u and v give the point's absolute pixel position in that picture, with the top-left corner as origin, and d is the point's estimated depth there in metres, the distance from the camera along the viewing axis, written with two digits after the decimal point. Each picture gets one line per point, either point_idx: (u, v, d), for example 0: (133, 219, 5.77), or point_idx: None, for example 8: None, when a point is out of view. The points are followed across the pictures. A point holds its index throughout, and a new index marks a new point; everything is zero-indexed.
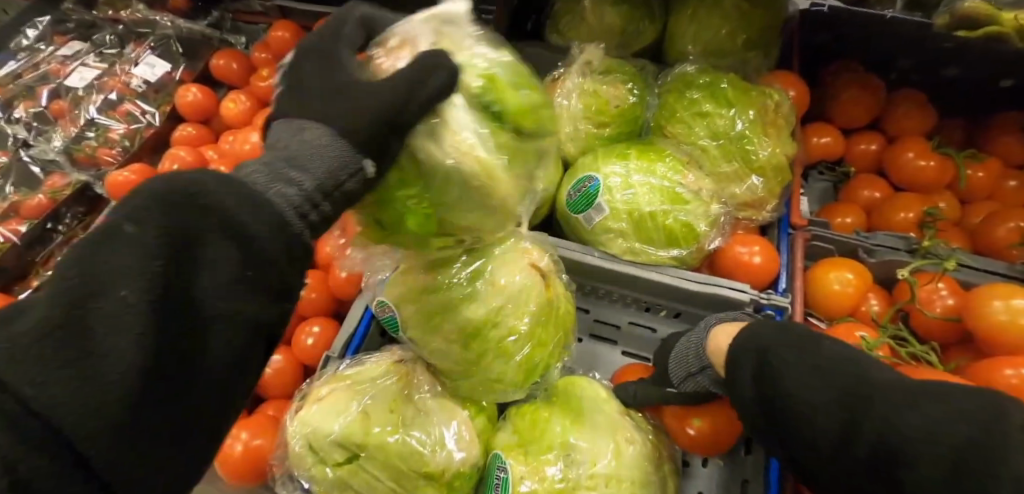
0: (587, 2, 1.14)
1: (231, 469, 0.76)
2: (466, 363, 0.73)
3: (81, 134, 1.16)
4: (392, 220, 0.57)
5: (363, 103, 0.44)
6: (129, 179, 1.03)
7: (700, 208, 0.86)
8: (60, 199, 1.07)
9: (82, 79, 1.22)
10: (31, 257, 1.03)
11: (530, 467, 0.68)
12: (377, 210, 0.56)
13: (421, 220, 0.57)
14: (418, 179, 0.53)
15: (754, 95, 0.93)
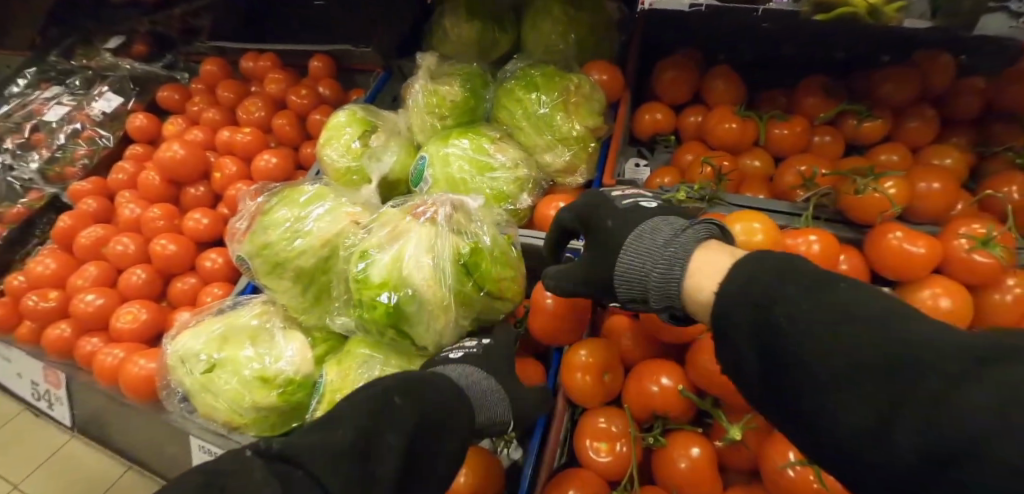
0: (447, 22, 1.37)
1: (130, 386, 0.93)
2: (308, 303, 0.92)
3: (54, 155, 1.42)
4: (369, 312, 0.79)
5: (441, 280, 0.79)
6: (82, 187, 1.29)
7: (506, 175, 1.08)
8: (35, 208, 1.33)
9: (58, 114, 1.49)
10: (13, 255, 1.30)
11: (340, 369, 0.84)
12: (369, 297, 0.78)
13: (379, 318, 0.78)
14: (407, 301, 0.78)
15: (557, 80, 1.15)
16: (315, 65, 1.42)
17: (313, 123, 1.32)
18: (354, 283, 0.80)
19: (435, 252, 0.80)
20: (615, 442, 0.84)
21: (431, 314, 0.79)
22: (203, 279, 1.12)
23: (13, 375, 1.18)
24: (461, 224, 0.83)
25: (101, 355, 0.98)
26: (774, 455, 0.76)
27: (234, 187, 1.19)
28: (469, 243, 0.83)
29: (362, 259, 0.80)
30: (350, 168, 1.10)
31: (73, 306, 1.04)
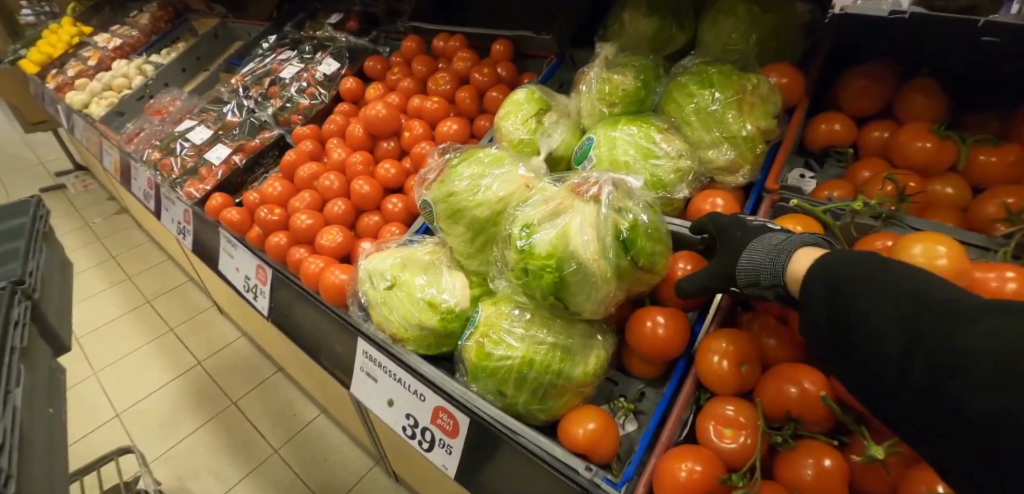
0: (626, 15, 1.41)
1: (328, 290, 1.17)
2: (474, 250, 1.05)
3: (285, 105, 1.76)
4: (536, 274, 0.86)
5: (603, 257, 0.84)
6: (305, 132, 1.59)
7: (668, 166, 1.11)
8: (265, 146, 1.68)
9: (289, 73, 1.82)
10: (247, 179, 1.65)
11: (494, 307, 0.98)
12: (535, 265, 0.86)
13: (547, 282, 0.86)
14: (571, 273, 0.84)
15: (735, 79, 1.15)
16: (499, 48, 1.56)
17: (490, 98, 1.46)
18: (520, 254, 0.88)
19: (597, 227, 0.85)
20: (739, 431, 0.85)
21: (592, 282, 0.85)
22: (386, 218, 1.33)
23: (234, 267, 1.51)
24: (620, 202, 0.87)
25: (308, 264, 1.22)
26: (917, 482, 0.73)
27: (419, 145, 1.38)
28: (628, 221, 0.87)
29: (531, 229, 0.88)
30: (522, 142, 1.21)
31: (294, 222, 1.32)
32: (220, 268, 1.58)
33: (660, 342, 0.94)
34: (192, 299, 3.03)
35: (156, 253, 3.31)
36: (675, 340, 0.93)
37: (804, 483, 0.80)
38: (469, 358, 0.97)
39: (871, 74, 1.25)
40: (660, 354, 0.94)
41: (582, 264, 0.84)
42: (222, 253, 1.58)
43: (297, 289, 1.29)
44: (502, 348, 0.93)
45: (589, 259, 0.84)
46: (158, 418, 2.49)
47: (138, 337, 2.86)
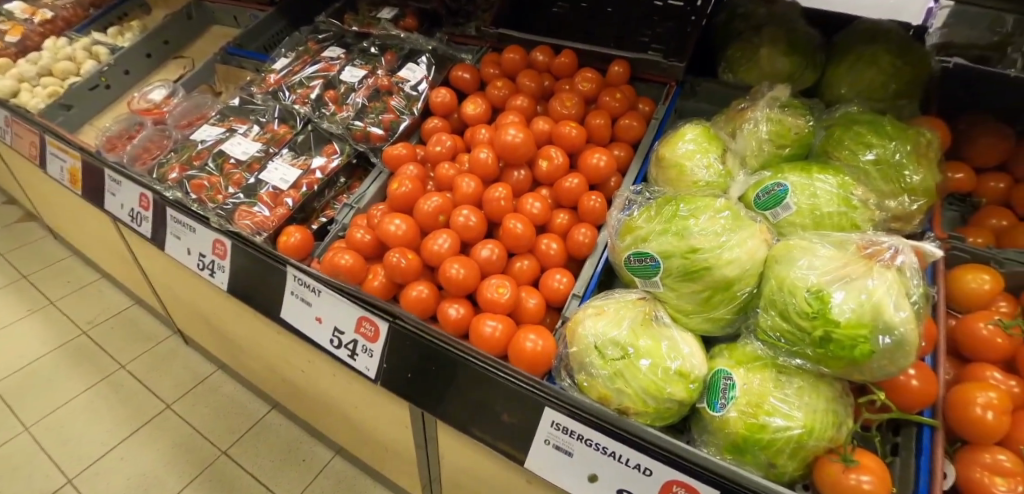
0: (763, 50, 1.44)
1: (520, 358, 0.98)
2: (702, 307, 0.95)
3: (356, 118, 1.48)
4: (842, 342, 0.81)
5: (913, 326, 0.81)
6: (400, 153, 1.33)
7: (865, 214, 1.11)
8: (334, 168, 1.42)
9: (353, 77, 1.58)
10: (315, 204, 1.38)
11: (750, 373, 0.92)
12: (845, 331, 0.80)
13: (855, 353, 0.80)
14: (889, 337, 0.80)
15: (910, 132, 1.19)
16: (618, 70, 1.47)
17: (623, 126, 1.38)
18: (817, 321, 0.82)
19: (904, 296, 0.82)
20: (1015, 477, 0.90)
21: (902, 353, 0.81)
22: (540, 263, 1.16)
23: (315, 318, 1.20)
24: (910, 266, 0.85)
25: (478, 326, 1.02)
26: None
27: (567, 179, 1.23)
28: (919, 288, 0.85)
29: (823, 295, 0.83)
30: (709, 183, 1.14)
31: (443, 273, 1.07)
32: (284, 317, 1.25)
33: (918, 395, 0.94)
34: (144, 327, 2.49)
35: (86, 270, 2.73)
36: (930, 393, 0.94)
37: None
38: (732, 431, 0.90)
39: (987, 128, 1.37)
40: (912, 409, 0.95)
41: (901, 332, 0.80)
42: (287, 297, 1.24)
43: (448, 352, 1.03)
44: (779, 418, 0.87)
45: (901, 329, 0.80)
46: (126, 481, 1.98)
47: (79, 379, 2.30)
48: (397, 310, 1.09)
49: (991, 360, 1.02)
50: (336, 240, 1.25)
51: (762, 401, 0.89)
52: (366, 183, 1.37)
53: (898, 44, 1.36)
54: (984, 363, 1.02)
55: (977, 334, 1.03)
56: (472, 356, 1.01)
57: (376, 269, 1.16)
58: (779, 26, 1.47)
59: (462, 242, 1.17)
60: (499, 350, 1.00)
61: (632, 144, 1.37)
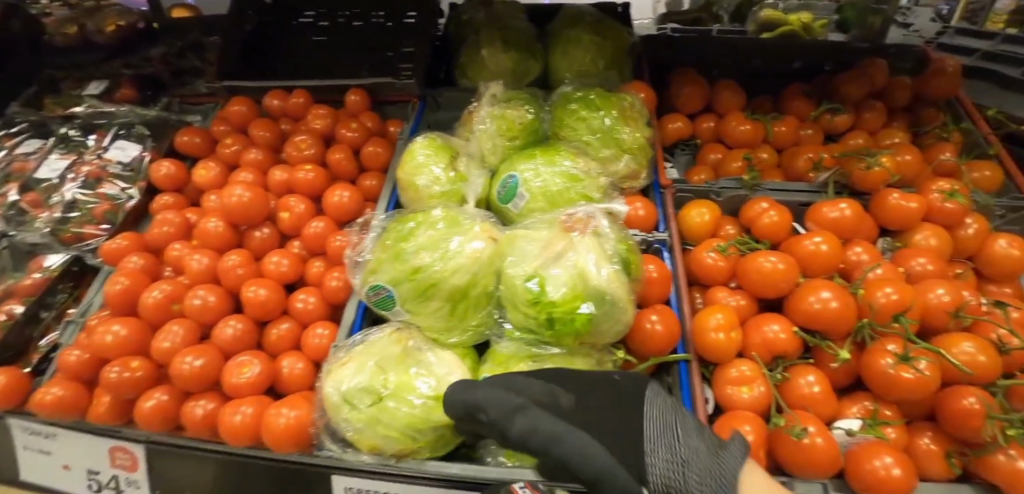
0: (484, 52, 1.48)
1: (277, 437, 0.90)
2: (452, 321, 0.96)
3: (65, 215, 1.34)
4: (562, 319, 0.83)
5: (618, 283, 0.86)
6: (120, 246, 1.20)
7: (593, 183, 1.17)
8: (50, 279, 1.21)
9: (54, 170, 1.42)
10: (30, 333, 1.14)
11: (507, 371, 0.91)
12: (560, 308, 0.83)
13: (576, 325, 0.83)
14: (599, 300, 0.83)
15: (614, 100, 1.29)
16: (354, 98, 1.45)
17: (367, 154, 1.36)
18: (535, 306, 0.84)
19: (605, 257, 0.87)
20: (754, 383, 0.98)
21: (617, 310, 0.85)
22: (300, 321, 1.12)
23: (63, 466, 1.03)
24: (603, 226, 0.91)
25: (224, 417, 0.93)
26: (876, 357, 0.96)
27: (310, 225, 1.19)
28: (620, 245, 0.91)
29: (540, 279, 0.85)
30: (445, 193, 1.15)
31: (172, 370, 0.97)
32: (28, 478, 1.06)
33: (663, 339, 1.00)
34: None
35: None
36: (674, 331, 1.01)
37: (814, 398, 0.96)
38: None
39: (689, 78, 1.54)
40: (664, 350, 1.01)
41: (609, 293, 0.84)
42: (22, 454, 1.05)
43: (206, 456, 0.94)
44: None
45: (608, 289, 0.84)
46: None
47: None
48: (140, 429, 0.98)
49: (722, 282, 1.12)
50: (55, 367, 1.07)
51: None
52: (90, 289, 1.20)
53: (594, 24, 1.49)
54: (715, 287, 1.11)
55: (705, 263, 1.12)
56: (227, 452, 0.94)
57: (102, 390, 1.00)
58: (494, 25, 1.54)
59: (202, 327, 1.08)
60: (252, 434, 0.92)
61: (381, 171, 1.36)
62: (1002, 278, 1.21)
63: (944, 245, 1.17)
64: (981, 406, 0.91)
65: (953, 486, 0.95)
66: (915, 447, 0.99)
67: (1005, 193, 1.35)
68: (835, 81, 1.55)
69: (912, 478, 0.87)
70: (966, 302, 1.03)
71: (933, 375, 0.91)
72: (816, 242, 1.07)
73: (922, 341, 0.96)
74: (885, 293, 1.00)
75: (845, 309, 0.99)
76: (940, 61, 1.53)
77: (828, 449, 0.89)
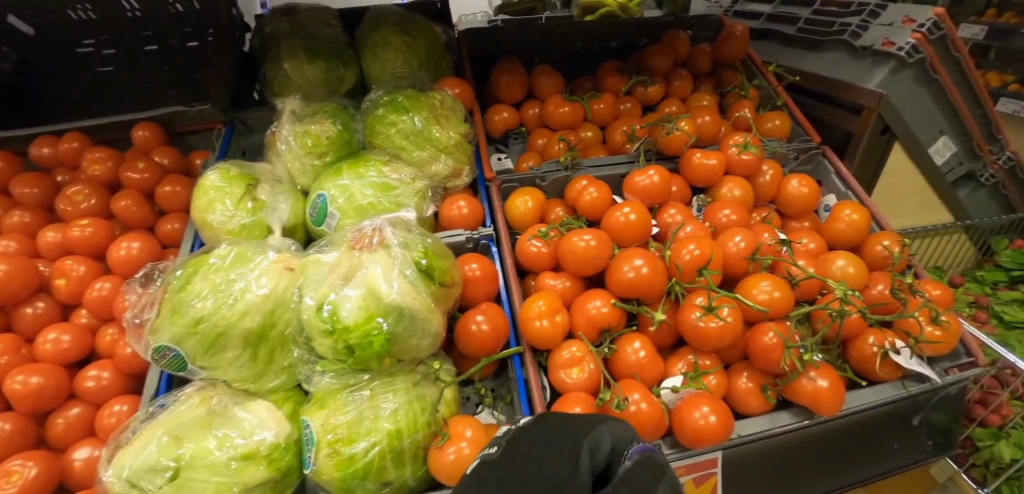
0: (286, 65, 1.39)
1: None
2: (259, 368, 0.89)
3: None
4: (361, 343, 0.78)
5: (417, 294, 0.82)
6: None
7: (408, 189, 1.14)
8: None
9: None
10: None
11: (321, 410, 0.86)
12: (355, 332, 0.78)
13: (377, 347, 0.79)
14: (396, 314, 0.79)
15: (423, 99, 1.25)
16: (142, 134, 1.32)
17: (163, 195, 1.23)
18: (330, 336, 0.79)
19: (400, 268, 0.82)
20: (583, 362, 0.99)
21: (420, 321, 0.81)
22: (92, 403, 0.99)
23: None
24: (398, 235, 0.86)
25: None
26: (688, 312, 1.00)
27: (94, 287, 1.06)
28: (420, 252, 0.87)
29: (332, 306, 0.79)
30: (244, 226, 1.06)
31: None
32: None
33: (490, 338, 0.98)
34: None
35: None
36: (502, 327, 0.99)
37: (641, 364, 0.99)
38: (330, 478, 0.83)
39: (506, 67, 1.53)
40: (495, 349, 0.99)
41: (409, 306, 0.80)
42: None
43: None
44: (361, 441, 0.83)
45: (405, 303, 0.80)
46: None
47: None
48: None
49: (550, 267, 1.12)
50: None
51: (338, 434, 0.84)
52: None
53: (401, 23, 1.45)
54: (542, 273, 1.11)
55: (530, 252, 1.11)
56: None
57: None
58: (295, 35, 1.45)
59: None
60: None
61: (183, 212, 1.24)
62: (800, 214, 1.35)
63: (744, 195, 1.27)
64: (779, 340, 0.98)
65: (772, 417, 1.02)
66: (735, 388, 1.03)
67: (795, 138, 1.49)
68: (642, 54, 1.63)
69: (729, 420, 0.92)
70: (760, 245, 1.09)
71: (736, 319, 0.98)
72: (626, 214, 1.09)
73: (723, 290, 1.01)
74: (689, 251, 1.05)
75: (655, 274, 1.02)
76: (730, 26, 1.64)
77: (653, 412, 0.92)
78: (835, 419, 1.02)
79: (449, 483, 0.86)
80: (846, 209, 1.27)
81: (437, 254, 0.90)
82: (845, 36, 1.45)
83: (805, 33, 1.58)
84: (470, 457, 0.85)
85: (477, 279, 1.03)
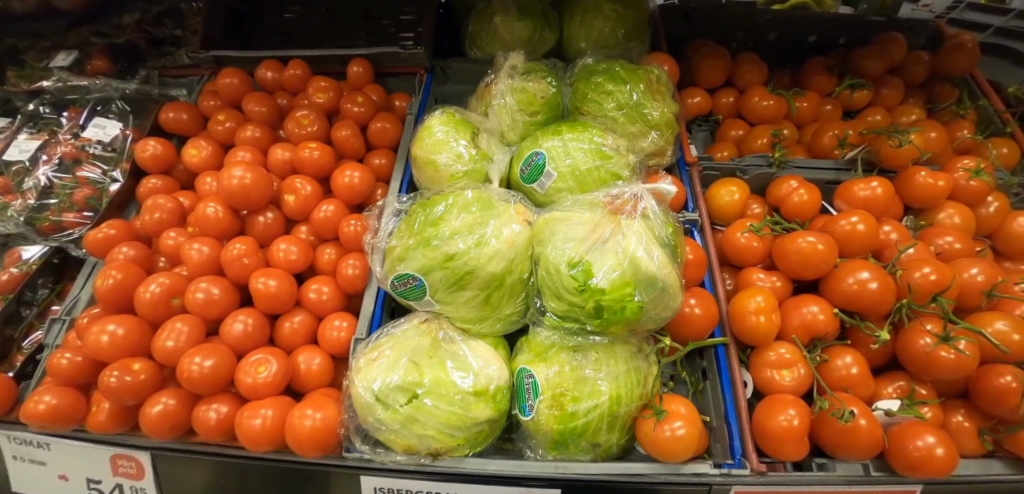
0: (498, 20, 1.41)
1: (301, 442, 0.85)
2: (485, 311, 0.92)
3: (42, 202, 1.24)
4: (614, 306, 0.79)
5: (668, 269, 0.82)
6: (108, 235, 1.12)
7: (623, 160, 1.12)
8: (31, 271, 1.15)
9: (23, 151, 1.30)
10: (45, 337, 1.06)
11: (546, 363, 0.88)
12: (610, 295, 0.78)
13: (628, 314, 0.79)
14: (651, 284, 0.79)
15: (640, 73, 1.24)
16: (357, 70, 1.38)
17: (375, 131, 1.29)
18: (582, 294, 0.80)
19: (654, 242, 0.83)
20: (795, 366, 0.96)
21: (667, 296, 0.81)
22: (314, 313, 1.07)
23: (59, 476, 0.99)
24: (650, 208, 0.86)
25: (242, 420, 0.88)
26: (916, 338, 0.96)
27: (320, 208, 1.13)
28: (667, 229, 0.87)
29: (587, 266, 0.80)
30: (467, 173, 1.09)
31: (179, 372, 0.91)
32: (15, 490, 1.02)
33: (702, 323, 0.97)
34: None
35: None
36: (713, 315, 0.98)
37: (852, 379, 0.95)
38: (548, 430, 0.86)
39: (707, 50, 1.49)
40: (704, 335, 0.98)
41: (663, 280, 0.80)
42: (12, 462, 1.00)
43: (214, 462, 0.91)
44: (585, 401, 0.85)
45: (659, 276, 0.80)
46: None
47: None
48: (147, 436, 0.93)
49: (757, 263, 1.10)
50: (44, 370, 1.01)
51: (563, 389, 0.87)
52: (76, 285, 1.14)
53: None
54: (749, 267, 1.09)
55: (739, 243, 1.09)
56: (242, 457, 0.91)
57: (101, 395, 0.94)
58: None
59: (206, 324, 1.02)
60: (276, 439, 0.88)
61: (390, 149, 1.29)
62: (1019, 255, 1.20)
63: (967, 223, 1.16)
64: (1018, 385, 0.91)
65: (985, 462, 0.95)
66: (948, 424, 0.98)
67: (1019, 171, 1.34)
68: (850, 55, 1.54)
69: (953, 456, 0.87)
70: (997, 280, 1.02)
71: (974, 354, 0.91)
72: (852, 222, 1.04)
73: (962, 321, 0.96)
74: (921, 273, 0.99)
75: (885, 291, 0.97)
76: (958, 37, 1.49)
77: (872, 430, 0.88)
78: None
79: (659, 457, 0.86)
80: None
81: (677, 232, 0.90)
82: None
83: None
84: (685, 439, 0.84)
85: (691, 264, 1.02)
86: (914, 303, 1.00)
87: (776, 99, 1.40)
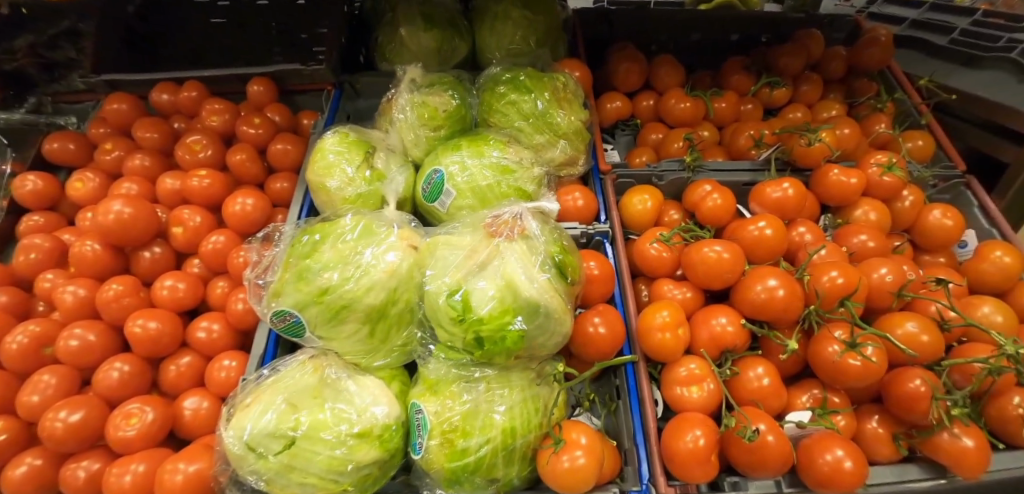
0: (404, 32, 1.36)
1: None
2: (373, 344, 0.86)
3: None
4: (492, 336, 0.74)
5: (552, 291, 0.77)
6: None
7: (527, 173, 1.08)
8: None
9: None
10: None
11: (436, 397, 0.83)
12: (488, 324, 0.73)
13: (509, 343, 0.74)
14: (531, 310, 0.75)
15: (546, 80, 1.20)
16: (257, 89, 1.31)
17: (275, 153, 1.23)
18: (460, 324, 0.75)
19: (535, 264, 0.79)
20: (704, 381, 0.92)
21: (551, 321, 0.77)
22: (202, 354, 1.00)
23: None
24: (532, 227, 0.82)
25: (110, 479, 0.81)
26: (824, 343, 0.93)
27: (208, 240, 1.06)
28: (553, 247, 0.83)
29: (465, 294, 0.75)
30: (360, 196, 1.03)
31: (41, 430, 0.84)
32: None
33: (607, 342, 0.93)
34: None
35: None
36: (619, 332, 0.94)
37: (763, 391, 0.92)
38: (439, 468, 0.81)
39: (624, 52, 1.46)
40: (611, 354, 0.94)
41: (546, 305, 0.76)
42: None
43: None
44: (476, 435, 0.80)
45: (540, 302, 0.76)
46: None
47: None
48: None
49: (669, 273, 1.06)
50: None
51: (454, 424, 0.81)
52: None
53: None
54: (661, 278, 1.05)
55: (649, 254, 1.05)
56: None
57: None
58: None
59: (82, 373, 0.95)
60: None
61: (293, 171, 1.23)
62: (936, 248, 1.19)
63: (882, 219, 1.15)
64: (926, 389, 0.88)
65: (901, 468, 0.93)
66: (863, 430, 0.96)
67: (936, 162, 1.34)
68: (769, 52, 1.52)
69: (863, 467, 0.84)
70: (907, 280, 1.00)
71: (880, 361, 0.89)
72: (760, 227, 1.01)
73: (870, 326, 0.93)
74: (829, 277, 0.96)
75: (792, 297, 0.94)
76: (874, 30, 1.48)
77: (779, 446, 0.85)
78: (976, 480, 0.90)
79: (560, 490, 0.81)
80: (994, 248, 1.12)
81: (569, 250, 0.85)
82: (1014, 55, 1.28)
83: (958, 46, 1.42)
84: (584, 469, 0.79)
85: (596, 281, 0.98)
86: (823, 307, 0.97)
87: (694, 100, 1.37)
